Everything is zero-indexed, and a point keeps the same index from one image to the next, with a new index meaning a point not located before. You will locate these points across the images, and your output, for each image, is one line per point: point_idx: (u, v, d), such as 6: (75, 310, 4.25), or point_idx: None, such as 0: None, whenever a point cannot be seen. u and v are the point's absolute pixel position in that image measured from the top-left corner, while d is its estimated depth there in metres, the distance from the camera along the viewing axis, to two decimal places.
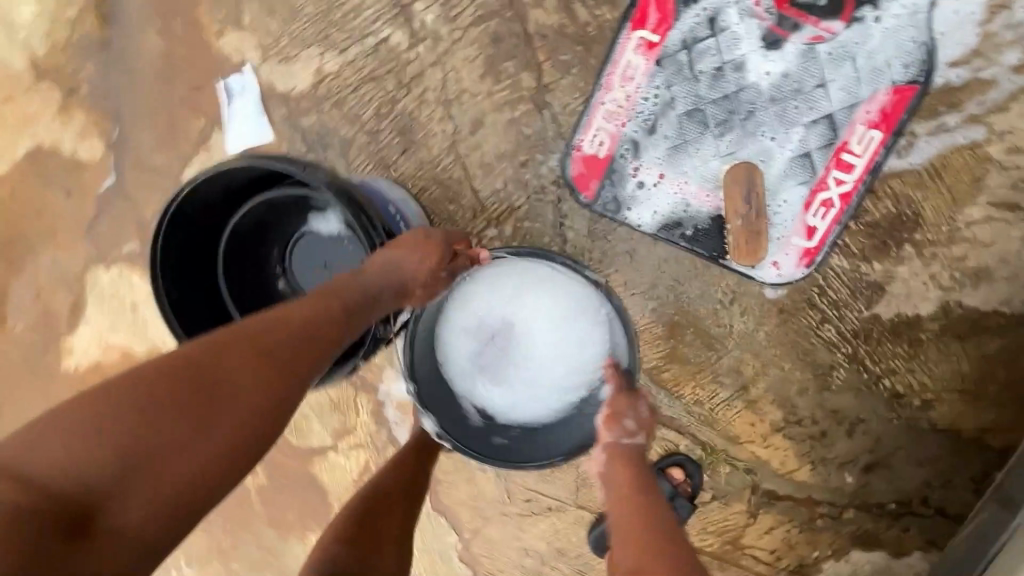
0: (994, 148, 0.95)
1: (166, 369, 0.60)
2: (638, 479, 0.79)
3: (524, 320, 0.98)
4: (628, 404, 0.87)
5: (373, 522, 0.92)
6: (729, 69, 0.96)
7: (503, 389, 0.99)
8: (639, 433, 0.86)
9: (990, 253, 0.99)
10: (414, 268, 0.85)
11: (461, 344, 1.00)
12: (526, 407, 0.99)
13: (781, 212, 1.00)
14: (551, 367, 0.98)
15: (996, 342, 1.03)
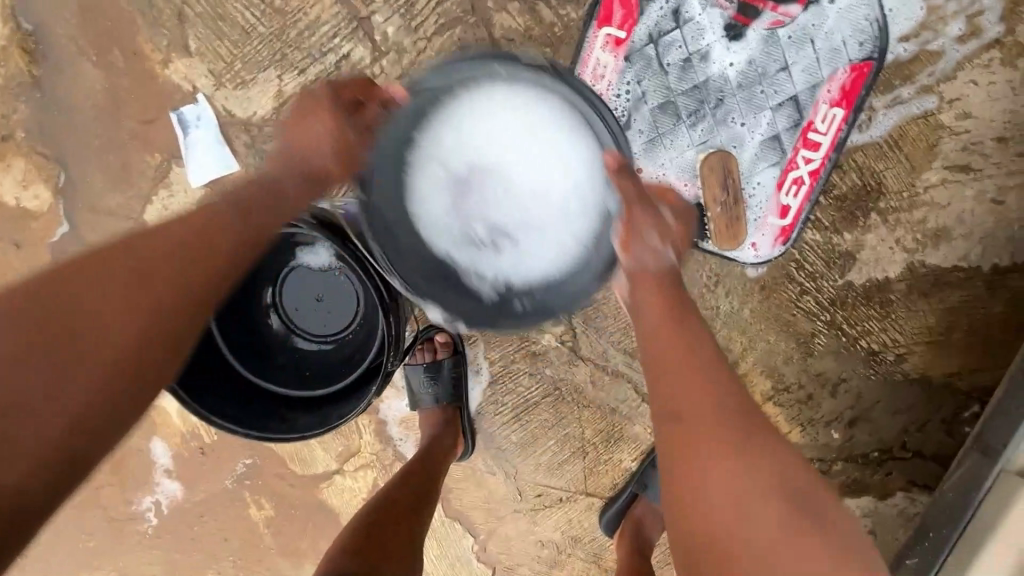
0: (945, 115, 1.01)
1: (22, 304, 0.54)
2: (671, 309, 0.73)
3: (492, 158, 0.82)
4: (650, 210, 0.77)
5: (384, 535, 0.90)
6: (696, 60, 0.97)
7: (506, 247, 0.85)
8: (664, 247, 0.77)
9: (948, 214, 1.05)
10: (323, 134, 0.76)
11: (437, 209, 0.85)
12: (541, 254, 0.85)
13: (756, 194, 1.03)
14: (546, 198, 0.83)
15: (957, 295, 1.10)
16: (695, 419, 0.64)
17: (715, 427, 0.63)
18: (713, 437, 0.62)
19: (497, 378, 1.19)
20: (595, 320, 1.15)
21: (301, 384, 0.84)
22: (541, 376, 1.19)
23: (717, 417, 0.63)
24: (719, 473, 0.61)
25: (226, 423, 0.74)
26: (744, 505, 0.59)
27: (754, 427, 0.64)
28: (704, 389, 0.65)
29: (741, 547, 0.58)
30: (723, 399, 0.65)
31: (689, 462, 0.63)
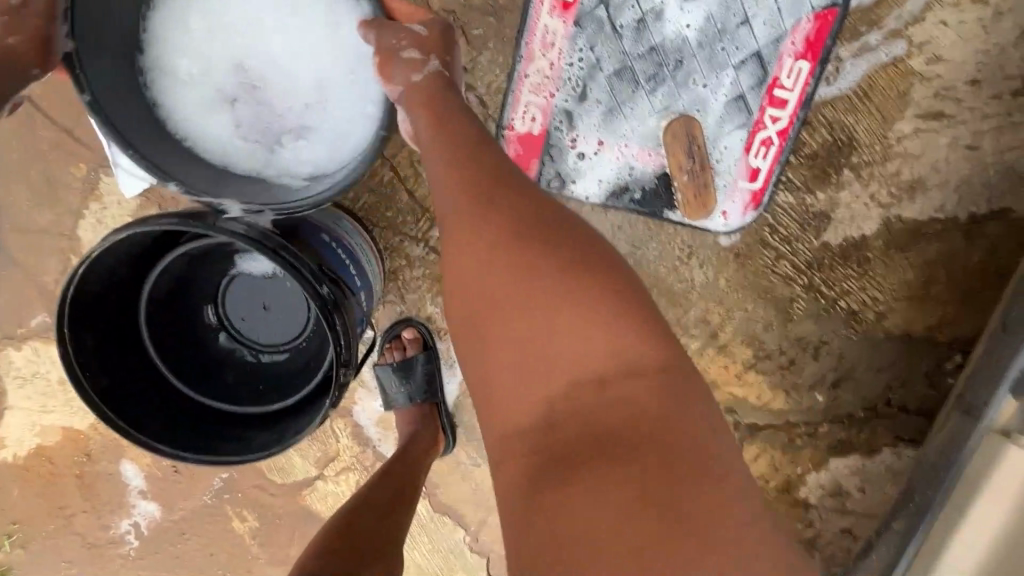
0: (916, 60, 0.96)
1: None
2: (446, 120, 0.70)
3: (254, 58, 0.84)
4: (402, 33, 0.75)
5: (362, 524, 0.89)
6: (650, 20, 0.91)
7: (302, 141, 0.85)
8: (427, 59, 0.75)
9: (922, 163, 1.01)
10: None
11: (221, 125, 0.85)
12: (341, 133, 0.84)
13: (723, 159, 0.98)
14: (321, 79, 0.84)
15: (935, 247, 1.07)
16: (466, 233, 0.63)
17: (480, 234, 0.62)
18: (478, 242, 0.62)
19: None
20: None
21: (255, 399, 0.79)
22: None
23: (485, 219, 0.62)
24: (489, 274, 0.61)
25: (173, 450, 0.70)
26: (512, 295, 0.60)
27: (522, 217, 0.63)
28: (470, 195, 0.64)
29: (516, 337, 0.60)
30: (497, 199, 0.63)
31: (465, 267, 0.63)
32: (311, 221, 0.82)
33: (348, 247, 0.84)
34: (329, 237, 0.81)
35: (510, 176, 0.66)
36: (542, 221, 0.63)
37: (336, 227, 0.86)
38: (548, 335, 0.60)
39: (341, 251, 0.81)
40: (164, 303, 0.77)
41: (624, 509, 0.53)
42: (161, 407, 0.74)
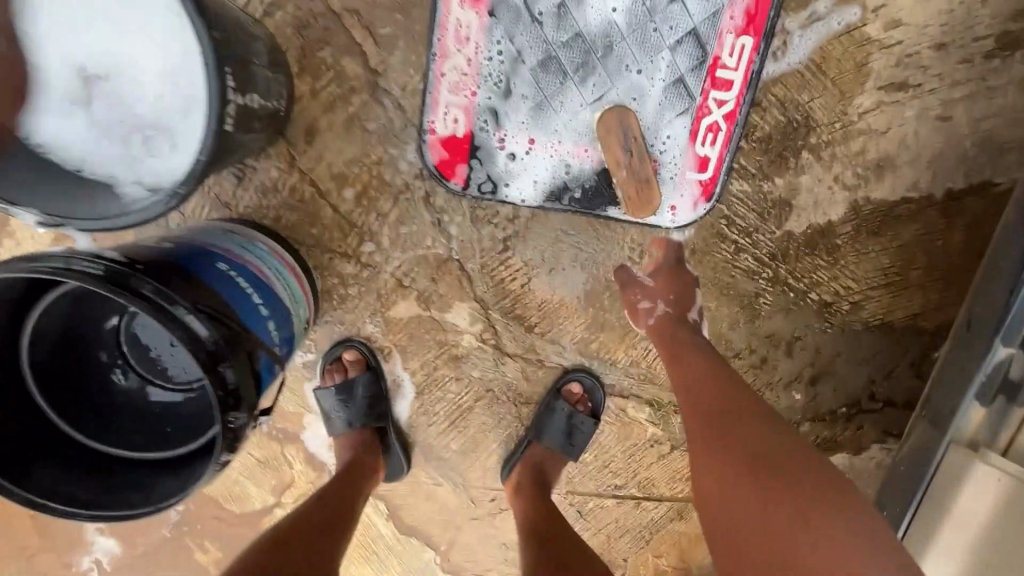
0: (871, 27, 0.87)
1: None
2: (682, 347, 0.85)
3: (75, 44, 0.70)
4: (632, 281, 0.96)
5: (316, 520, 0.84)
6: (571, 4, 0.83)
7: (144, 147, 0.72)
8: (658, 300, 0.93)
9: (889, 140, 0.93)
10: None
11: (59, 123, 0.72)
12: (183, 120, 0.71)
13: (667, 150, 0.91)
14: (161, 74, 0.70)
15: (910, 229, 0.98)
16: (717, 447, 0.71)
17: (735, 450, 0.70)
18: (724, 458, 0.70)
19: (423, 388, 1.08)
20: (518, 313, 1.02)
21: (161, 445, 0.74)
22: (469, 379, 1.07)
23: (732, 435, 0.72)
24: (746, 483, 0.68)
25: (67, 508, 0.65)
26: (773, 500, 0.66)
27: (767, 448, 0.70)
28: (703, 397, 0.77)
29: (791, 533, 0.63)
30: (733, 423, 0.73)
31: (723, 502, 0.69)
32: (212, 247, 0.76)
33: (257, 274, 0.79)
34: (229, 263, 0.75)
35: (751, 404, 0.75)
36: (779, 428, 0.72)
37: (242, 252, 0.80)
38: (809, 535, 0.63)
39: (244, 279, 0.75)
40: (51, 353, 0.71)
41: None
42: (59, 462, 0.69)
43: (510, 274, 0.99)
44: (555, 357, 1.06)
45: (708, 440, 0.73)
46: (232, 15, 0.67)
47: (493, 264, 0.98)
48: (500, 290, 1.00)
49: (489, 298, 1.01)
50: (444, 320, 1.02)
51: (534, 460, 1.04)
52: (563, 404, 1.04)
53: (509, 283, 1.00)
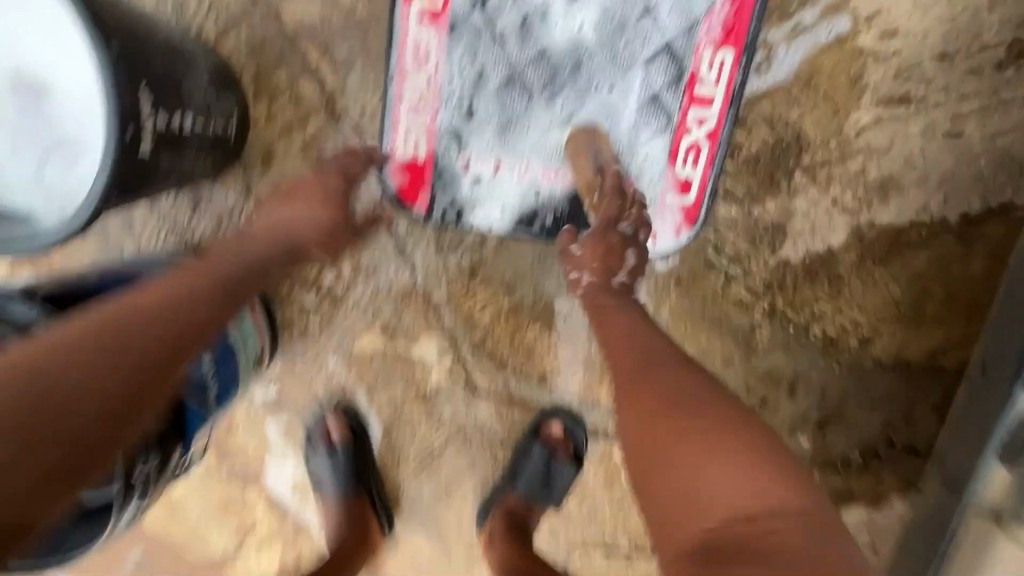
0: (864, 38, 0.80)
1: None
2: (604, 303, 0.71)
3: None
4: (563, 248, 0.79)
5: None
6: (535, 20, 0.79)
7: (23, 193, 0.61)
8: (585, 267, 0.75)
9: (892, 159, 0.84)
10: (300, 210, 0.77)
11: None
12: (76, 145, 0.57)
13: (644, 172, 0.84)
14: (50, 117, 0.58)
15: (922, 256, 0.88)
16: (683, 476, 0.51)
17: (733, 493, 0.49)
18: (651, 402, 0.56)
19: (390, 428, 0.99)
20: (491, 347, 0.94)
21: None
22: (441, 419, 0.98)
23: (722, 468, 0.50)
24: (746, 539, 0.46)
25: None
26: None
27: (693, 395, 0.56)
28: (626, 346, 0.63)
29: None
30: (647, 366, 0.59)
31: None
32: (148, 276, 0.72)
33: None
34: None
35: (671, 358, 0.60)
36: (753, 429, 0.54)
37: None
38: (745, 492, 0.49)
39: None
40: None
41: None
42: None
43: (481, 304, 0.92)
44: (533, 394, 0.97)
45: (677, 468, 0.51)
46: (163, 34, 0.64)
47: (462, 293, 0.92)
48: (470, 322, 0.93)
49: (460, 330, 0.94)
50: (411, 355, 0.95)
51: (512, 513, 0.93)
52: (542, 449, 0.94)
53: (480, 313, 0.93)
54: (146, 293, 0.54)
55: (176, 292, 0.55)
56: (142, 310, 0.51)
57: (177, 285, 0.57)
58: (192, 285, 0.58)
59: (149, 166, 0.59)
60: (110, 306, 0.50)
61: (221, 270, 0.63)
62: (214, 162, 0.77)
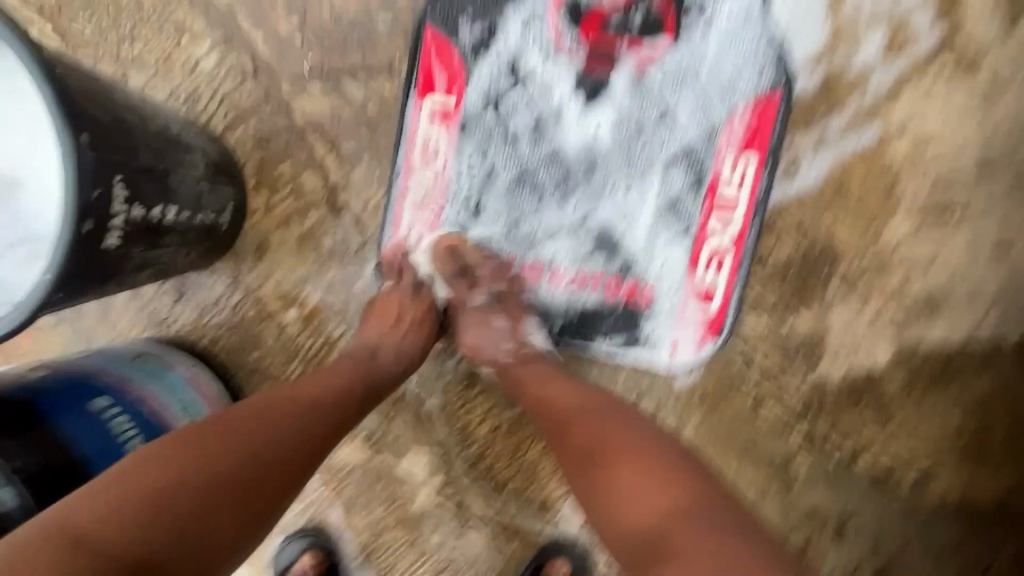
0: (897, 146, 0.75)
1: None
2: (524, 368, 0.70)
3: None
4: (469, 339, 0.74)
5: None
6: (548, 120, 0.76)
7: None
8: (489, 340, 0.73)
9: (937, 273, 0.77)
10: (405, 339, 0.72)
11: None
12: (25, 239, 0.53)
13: (663, 277, 0.77)
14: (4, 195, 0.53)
15: (982, 380, 0.78)
16: (619, 493, 0.54)
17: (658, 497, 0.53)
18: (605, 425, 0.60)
19: (365, 555, 0.84)
20: (488, 464, 0.83)
21: None
22: (425, 547, 0.84)
23: (643, 477, 0.54)
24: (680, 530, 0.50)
25: None
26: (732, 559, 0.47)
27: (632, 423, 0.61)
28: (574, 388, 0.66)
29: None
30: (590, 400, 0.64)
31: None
32: (103, 379, 0.64)
33: (153, 411, 0.65)
34: (112, 401, 0.62)
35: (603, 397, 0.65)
36: (664, 441, 0.59)
37: (144, 381, 0.67)
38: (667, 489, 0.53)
39: (127, 420, 0.62)
40: None
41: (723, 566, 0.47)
42: None
43: (477, 416, 0.82)
44: (535, 523, 0.83)
45: (613, 490, 0.55)
46: (158, 124, 0.61)
47: (459, 401, 0.82)
48: (466, 433, 0.83)
49: (453, 443, 0.83)
50: (397, 468, 0.84)
51: None
52: None
53: (477, 425, 0.83)
54: (287, 407, 0.56)
55: (314, 408, 0.58)
56: (277, 433, 0.53)
57: (317, 397, 0.59)
58: (333, 399, 0.60)
59: (113, 261, 0.54)
60: (254, 414, 0.54)
61: (360, 379, 0.65)
62: (201, 252, 0.72)
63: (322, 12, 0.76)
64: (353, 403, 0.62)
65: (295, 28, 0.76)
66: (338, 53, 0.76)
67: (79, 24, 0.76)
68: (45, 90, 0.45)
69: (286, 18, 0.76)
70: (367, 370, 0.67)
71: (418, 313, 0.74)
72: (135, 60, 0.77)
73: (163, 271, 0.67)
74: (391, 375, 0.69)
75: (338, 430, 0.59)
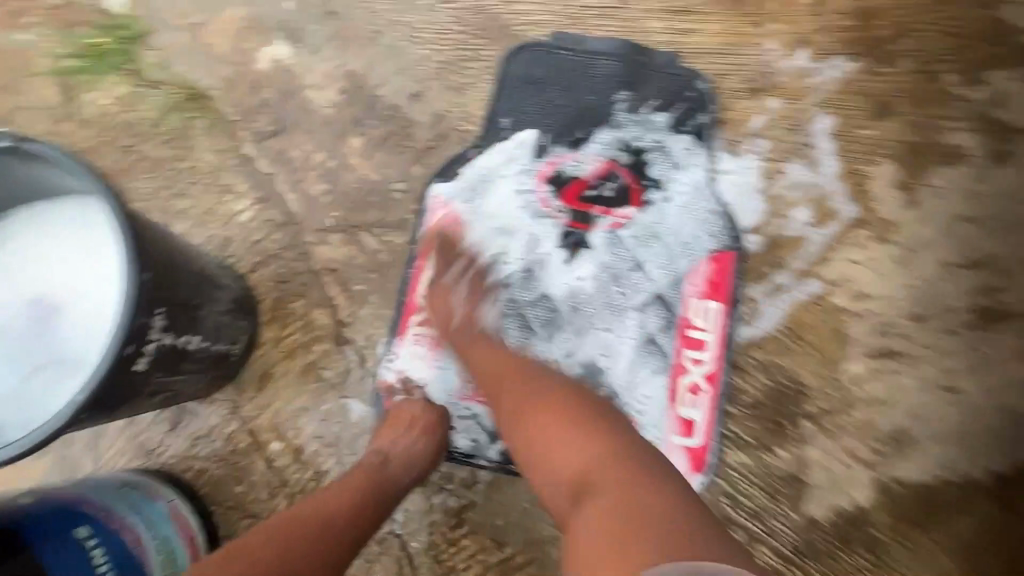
0: (839, 297, 0.86)
1: None
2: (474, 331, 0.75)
3: (23, 265, 0.62)
4: (437, 298, 0.79)
5: None
6: (536, 269, 0.87)
7: (13, 381, 0.60)
8: (459, 304, 0.78)
9: (897, 411, 0.83)
10: (412, 443, 0.73)
11: None
12: (74, 366, 0.60)
13: (646, 410, 0.83)
14: (69, 330, 0.60)
15: (963, 521, 0.79)
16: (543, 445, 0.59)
17: (578, 446, 0.57)
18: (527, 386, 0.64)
19: None
20: None
21: None
22: None
23: (561, 430, 0.58)
24: (595, 469, 0.54)
25: None
26: (635, 502, 0.50)
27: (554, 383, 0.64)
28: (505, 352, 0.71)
29: (666, 524, 0.47)
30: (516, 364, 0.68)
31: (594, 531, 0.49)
32: (88, 508, 0.64)
33: (130, 545, 0.64)
34: (91, 531, 0.63)
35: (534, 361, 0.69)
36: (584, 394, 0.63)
37: (128, 511, 0.67)
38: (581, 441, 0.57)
39: (103, 553, 0.62)
40: None
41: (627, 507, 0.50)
42: None
43: (464, 559, 0.79)
44: None
45: (539, 444, 0.59)
46: (200, 265, 0.69)
47: (446, 541, 0.80)
48: None
49: None
50: None
51: None
52: None
53: (464, 570, 0.79)
54: (301, 532, 0.54)
55: (327, 528, 0.56)
56: (295, 566, 0.51)
57: (331, 514, 0.57)
58: (344, 516, 0.58)
59: (133, 384, 0.58)
60: (269, 537, 0.52)
61: (371, 490, 0.64)
62: (209, 380, 0.76)
63: (348, 179, 0.90)
64: (367, 515, 0.61)
65: (324, 191, 0.90)
66: (358, 211, 0.89)
67: (138, 183, 0.90)
68: (124, 237, 0.53)
69: (316, 183, 0.90)
70: (379, 483, 0.66)
71: (430, 419, 0.76)
72: (182, 213, 0.89)
73: (170, 398, 0.71)
74: (400, 487, 0.68)
75: (351, 554, 0.56)
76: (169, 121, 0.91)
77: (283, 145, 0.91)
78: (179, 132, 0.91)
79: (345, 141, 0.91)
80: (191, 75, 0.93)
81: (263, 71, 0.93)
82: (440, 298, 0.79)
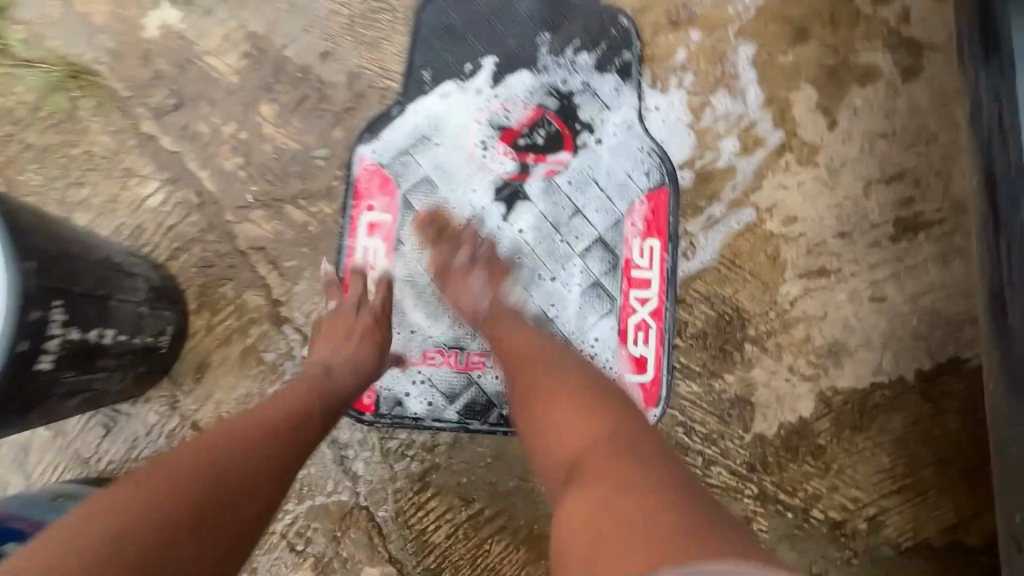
0: (770, 223, 0.88)
1: None
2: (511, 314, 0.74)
3: None
4: (453, 279, 0.78)
5: None
6: (477, 226, 0.85)
7: None
8: (479, 280, 0.77)
9: (831, 325, 0.87)
10: (356, 351, 0.71)
11: None
12: None
13: (597, 353, 0.85)
14: None
15: (896, 418, 0.85)
16: (557, 425, 0.56)
17: (581, 431, 0.54)
18: (552, 374, 0.62)
19: None
20: None
21: None
22: None
23: (574, 413, 0.56)
24: (596, 455, 0.50)
25: None
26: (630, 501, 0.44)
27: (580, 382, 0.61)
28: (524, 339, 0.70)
29: (660, 525, 0.41)
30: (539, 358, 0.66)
31: (591, 522, 0.44)
32: (16, 523, 0.61)
33: None
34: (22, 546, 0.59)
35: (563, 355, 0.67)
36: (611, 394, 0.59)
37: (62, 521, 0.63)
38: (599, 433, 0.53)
39: None
40: None
41: (623, 511, 0.43)
42: None
43: (434, 521, 0.79)
44: None
45: (545, 431, 0.57)
46: (103, 254, 0.64)
47: (414, 506, 0.79)
48: (425, 543, 0.79)
49: (410, 555, 0.79)
50: None
51: None
52: None
53: (434, 531, 0.79)
54: (231, 437, 0.52)
55: (267, 432, 0.54)
56: (231, 464, 0.50)
57: (269, 419, 0.56)
58: (283, 421, 0.57)
59: (42, 386, 0.53)
60: (204, 444, 0.51)
61: (314, 397, 0.63)
62: (137, 376, 0.72)
63: (264, 150, 0.85)
64: (311, 419, 0.60)
65: (239, 165, 0.84)
66: (280, 183, 0.84)
67: (27, 175, 0.82)
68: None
69: (230, 157, 0.84)
70: (322, 392, 0.64)
71: (368, 324, 0.75)
72: (83, 203, 0.82)
73: (93, 400, 0.66)
74: (347, 394, 0.67)
75: (296, 458, 0.55)
76: (52, 102, 0.82)
77: (187, 119, 0.84)
78: (65, 114, 0.83)
79: (255, 110, 0.85)
80: (70, 49, 0.84)
81: (152, 38, 0.85)
82: (454, 274, 0.78)
